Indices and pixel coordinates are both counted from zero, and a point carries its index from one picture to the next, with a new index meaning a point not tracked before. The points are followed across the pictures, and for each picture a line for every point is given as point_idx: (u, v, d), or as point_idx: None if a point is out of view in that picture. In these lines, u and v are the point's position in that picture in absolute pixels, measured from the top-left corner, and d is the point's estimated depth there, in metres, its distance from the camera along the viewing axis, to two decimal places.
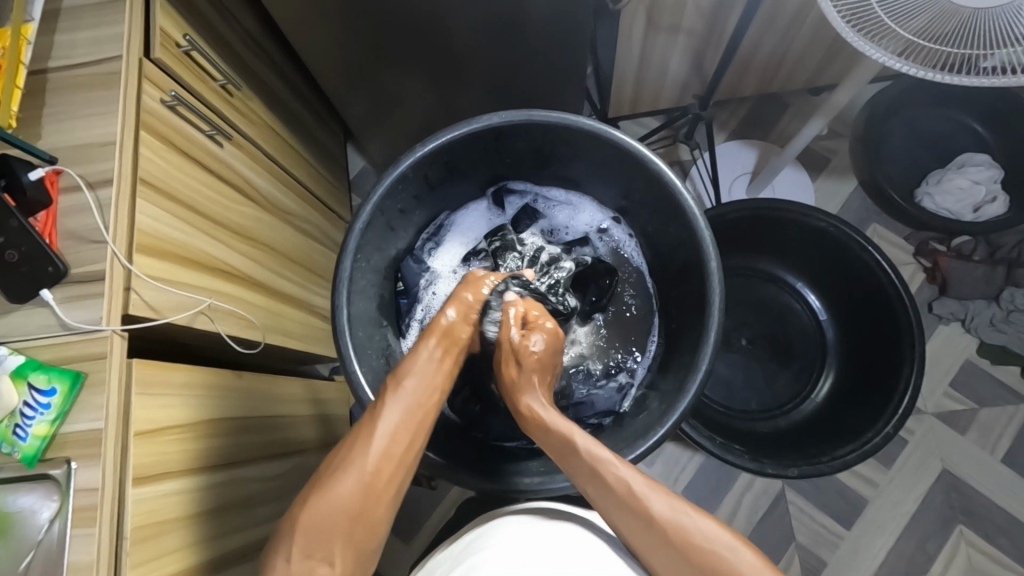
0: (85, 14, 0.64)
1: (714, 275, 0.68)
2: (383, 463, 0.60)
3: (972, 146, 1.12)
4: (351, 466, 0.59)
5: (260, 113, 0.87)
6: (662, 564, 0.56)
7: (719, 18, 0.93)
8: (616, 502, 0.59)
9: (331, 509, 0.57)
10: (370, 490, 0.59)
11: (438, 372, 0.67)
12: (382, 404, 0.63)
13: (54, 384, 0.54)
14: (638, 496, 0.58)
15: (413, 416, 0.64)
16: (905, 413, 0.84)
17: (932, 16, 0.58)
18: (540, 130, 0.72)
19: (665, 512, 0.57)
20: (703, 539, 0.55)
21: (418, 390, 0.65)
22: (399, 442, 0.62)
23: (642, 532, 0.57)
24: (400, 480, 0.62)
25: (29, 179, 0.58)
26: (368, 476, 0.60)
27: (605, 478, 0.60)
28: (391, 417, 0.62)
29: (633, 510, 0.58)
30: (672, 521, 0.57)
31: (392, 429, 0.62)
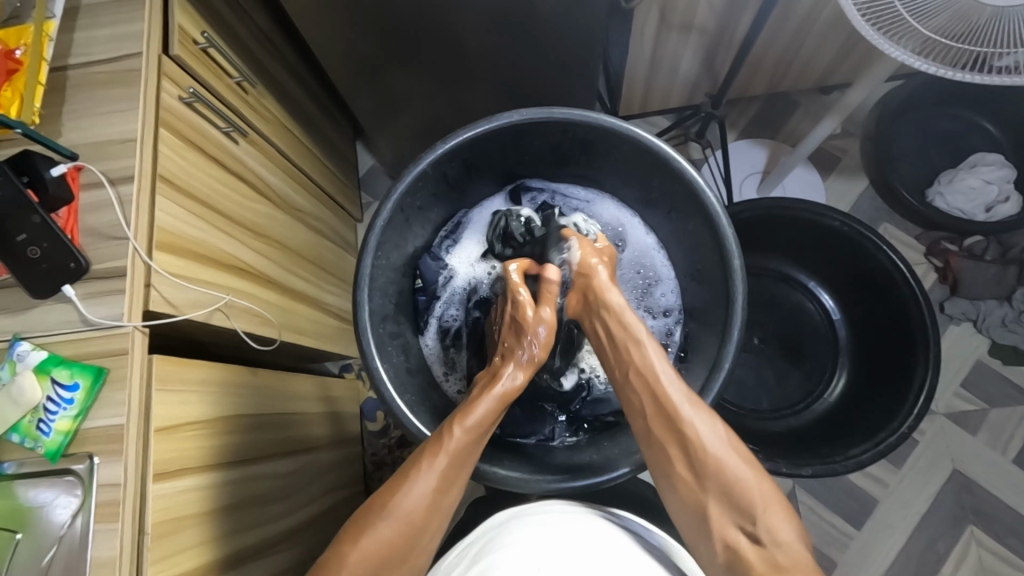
0: (104, 11, 0.64)
1: (737, 275, 0.68)
2: (424, 516, 0.62)
3: (985, 146, 1.11)
4: (396, 518, 0.61)
5: (274, 110, 0.88)
6: (675, 459, 0.62)
7: (732, 18, 0.93)
8: (652, 396, 0.64)
9: (372, 557, 0.60)
10: (408, 541, 0.61)
11: (489, 421, 0.66)
12: (427, 461, 0.63)
13: (77, 380, 0.54)
14: (674, 402, 0.63)
15: (464, 463, 0.64)
16: (919, 414, 0.84)
17: (953, 15, 0.57)
18: (560, 128, 0.72)
19: (703, 430, 0.62)
20: (716, 449, 0.61)
21: (469, 445, 0.64)
22: (443, 497, 0.63)
23: (667, 438, 0.63)
24: (438, 528, 0.63)
25: (51, 176, 0.58)
26: (407, 529, 0.61)
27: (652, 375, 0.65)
28: (436, 472, 0.63)
29: (665, 416, 0.63)
30: (696, 427, 0.62)
31: (436, 485, 0.62)
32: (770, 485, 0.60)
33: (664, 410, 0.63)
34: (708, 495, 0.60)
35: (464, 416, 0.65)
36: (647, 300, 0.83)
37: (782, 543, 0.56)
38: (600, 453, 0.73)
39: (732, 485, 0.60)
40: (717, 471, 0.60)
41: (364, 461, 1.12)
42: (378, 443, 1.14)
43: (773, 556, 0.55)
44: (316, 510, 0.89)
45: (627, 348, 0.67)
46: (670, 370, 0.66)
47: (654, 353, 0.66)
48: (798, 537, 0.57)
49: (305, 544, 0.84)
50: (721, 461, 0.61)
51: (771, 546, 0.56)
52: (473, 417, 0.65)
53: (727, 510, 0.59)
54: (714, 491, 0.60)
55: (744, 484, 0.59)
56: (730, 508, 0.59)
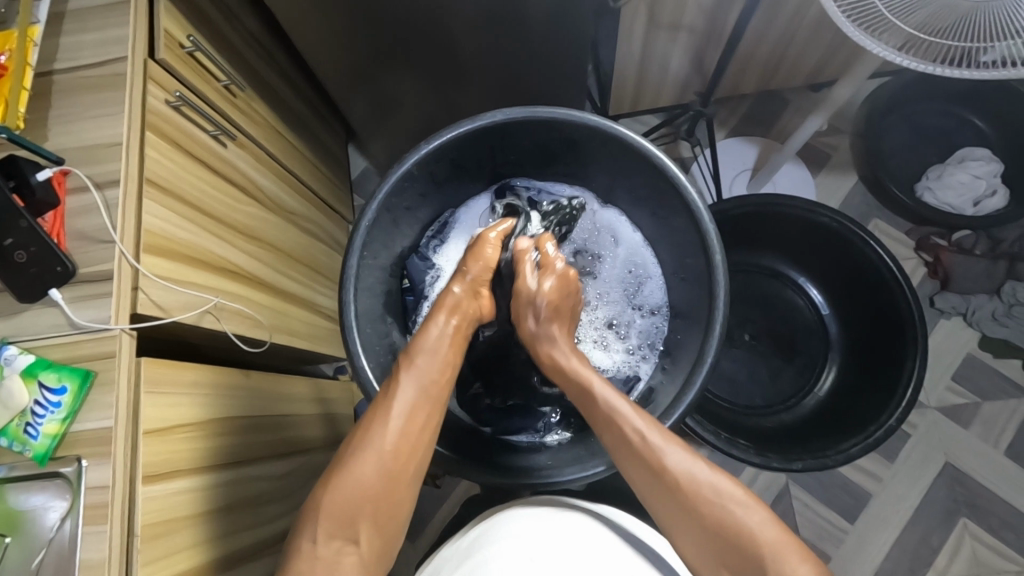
0: (90, 16, 0.64)
1: (719, 268, 0.69)
2: (400, 444, 0.62)
3: (974, 141, 1.12)
4: (370, 447, 0.61)
5: (262, 112, 0.88)
6: (680, 529, 0.59)
7: (719, 16, 0.93)
8: (636, 459, 0.62)
9: (355, 491, 0.59)
10: (386, 473, 0.61)
11: (448, 349, 0.69)
12: (392, 393, 0.64)
13: (64, 383, 0.55)
14: (662, 468, 0.60)
15: (427, 386, 0.66)
16: (908, 406, 0.84)
17: (933, 11, 0.58)
18: (543, 127, 0.73)
19: (688, 476, 0.60)
20: (720, 502, 0.58)
21: (430, 370, 0.67)
22: (415, 419, 0.64)
23: (663, 501, 0.60)
24: (415, 463, 0.63)
25: (38, 180, 0.58)
26: (384, 458, 0.61)
27: (636, 436, 0.63)
28: (406, 398, 0.64)
29: (665, 479, 0.60)
30: (702, 486, 0.59)
31: (406, 411, 0.63)
32: (781, 530, 0.57)
33: (662, 476, 0.60)
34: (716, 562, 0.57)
35: (415, 347, 0.68)
36: (633, 297, 0.84)
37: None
38: (588, 450, 0.73)
39: (737, 537, 0.56)
40: (721, 525, 0.57)
41: None
42: None
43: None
44: None
45: (608, 421, 0.65)
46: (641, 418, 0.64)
47: (631, 413, 0.64)
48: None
49: None
50: (728, 515, 0.57)
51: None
52: (425, 344, 0.68)
53: (743, 565, 0.56)
54: (721, 551, 0.57)
55: (749, 534, 0.56)
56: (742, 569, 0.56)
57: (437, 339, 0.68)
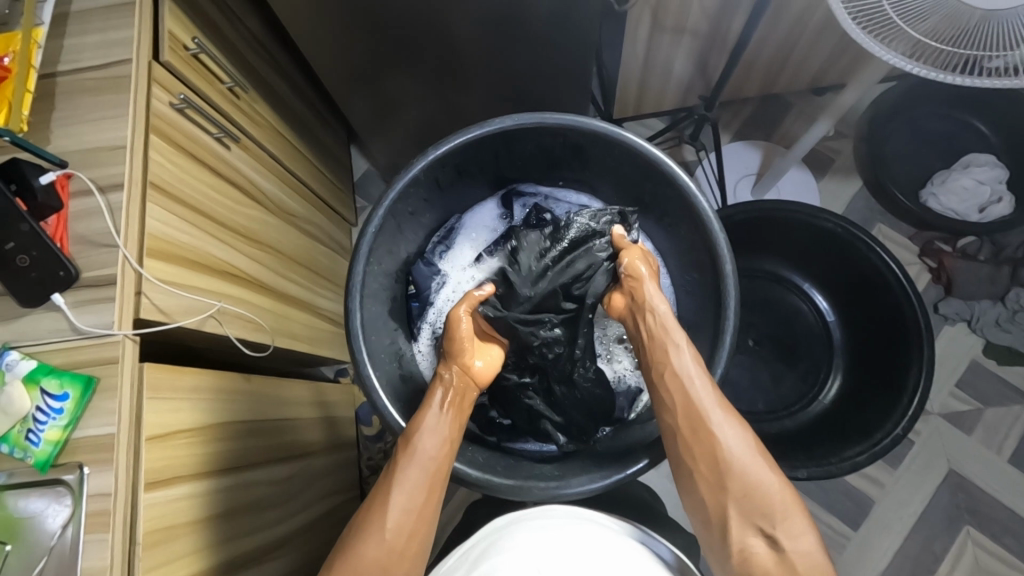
0: (92, 18, 0.64)
1: (729, 277, 0.68)
2: (403, 526, 0.62)
3: (978, 146, 1.12)
4: (372, 532, 0.61)
5: (265, 115, 0.87)
6: (702, 468, 0.63)
7: (724, 19, 0.93)
8: (682, 397, 0.65)
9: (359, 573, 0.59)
10: (389, 558, 0.61)
11: (449, 430, 0.67)
12: (395, 471, 0.64)
13: (66, 389, 0.54)
14: (705, 409, 0.64)
15: (430, 470, 0.65)
16: (914, 415, 0.84)
17: (943, 17, 0.57)
18: (550, 133, 0.72)
19: (730, 436, 0.63)
20: (744, 452, 0.62)
21: (432, 448, 0.66)
22: (416, 504, 0.63)
23: (697, 441, 0.63)
24: (419, 543, 0.63)
25: (40, 184, 0.57)
26: (388, 542, 0.61)
27: (687, 373, 0.66)
28: (408, 476, 0.64)
29: (699, 421, 0.64)
30: (729, 440, 0.63)
31: (410, 492, 0.63)
32: (794, 496, 0.61)
33: (700, 417, 0.64)
34: (727, 501, 0.61)
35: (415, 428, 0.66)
36: None
37: (802, 550, 0.58)
38: (594, 459, 0.72)
39: (754, 489, 0.61)
40: (743, 473, 0.61)
41: (359, 466, 1.12)
42: (374, 448, 1.14)
43: (791, 562, 0.58)
44: (311, 516, 0.88)
45: (666, 354, 0.68)
46: (700, 370, 0.66)
47: (686, 355, 0.67)
48: (815, 546, 0.59)
49: (300, 550, 0.83)
50: (751, 469, 0.61)
51: (788, 552, 0.58)
52: (423, 425, 0.67)
53: (751, 513, 0.60)
54: (737, 495, 0.61)
55: (765, 490, 0.60)
56: (748, 515, 0.60)
57: (435, 421, 0.67)
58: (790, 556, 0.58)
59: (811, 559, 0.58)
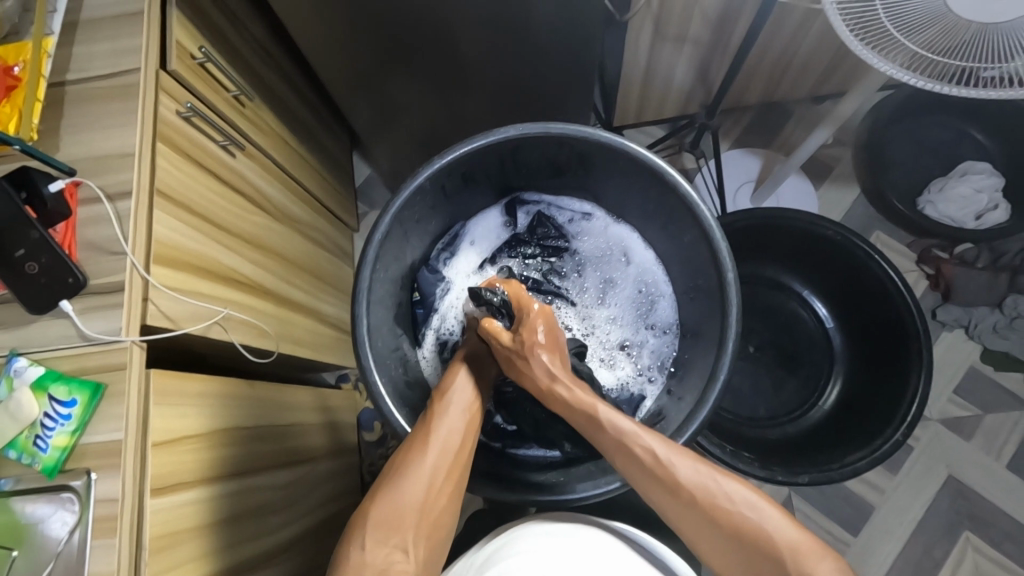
0: (101, 27, 0.64)
1: (732, 285, 0.69)
2: (444, 462, 0.63)
3: (975, 154, 1.13)
4: (413, 463, 0.63)
5: (270, 122, 0.88)
6: (707, 537, 0.61)
7: (724, 28, 0.94)
8: (664, 484, 0.62)
9: (402, 505, 0.61)
10: (430, 491, 0.62)
11: (478, 383, 0.71)
12: (433, 410, 0.66)
13: (75, 396, 0.54)
14: (689, 485, 0.61)
15: (463, 413, 0.67)
16: (914, 421, 0.84)
17: (940, 31, 0.58)
18: (555, 142, 0.73)
19: (718, 490, 0.61)
20: (741, 510, 0.60)
21: (466, 395, 0.69)
22: (454, 440, 0.65)
23: (685, 510, 0.61)
24: (456, 483, 0.64)
25: (49, 192, 0.58)
26: (430, 475, 0.62)
27: (653, 457, 0.63)
28: (447, 417, 0.66)
29: (688, 496, 0.61)
30: (728, 502, 0.60)
31: (449, 430, 0.65)
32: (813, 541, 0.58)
33: (682, 494, 0.61)
34: (741, 566, 0.59)
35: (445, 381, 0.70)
36: (644, 315, 0.84)
37: None
38: (597, 466, 0.73)
39: (764, 547, 0.58)
40: (749, 533, 0.59)
41: (361, 471, 1.12)
42: (376, 454, 1.14)
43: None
44: (314, 521, 0.88)
45: (624, 446, 0.64)
46: (659, 442, 0.64)
47: (643, 435, 0.64)
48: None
49: (303, 556, 0.84)
50: (753, 527, 0.59)
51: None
52: (453, 377, 0.70)
53: (769, 572, 0.58)
54: (747, 558, 0.59)
55: (776, 542, 0.58)
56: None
57: (465, 374, 0.70)
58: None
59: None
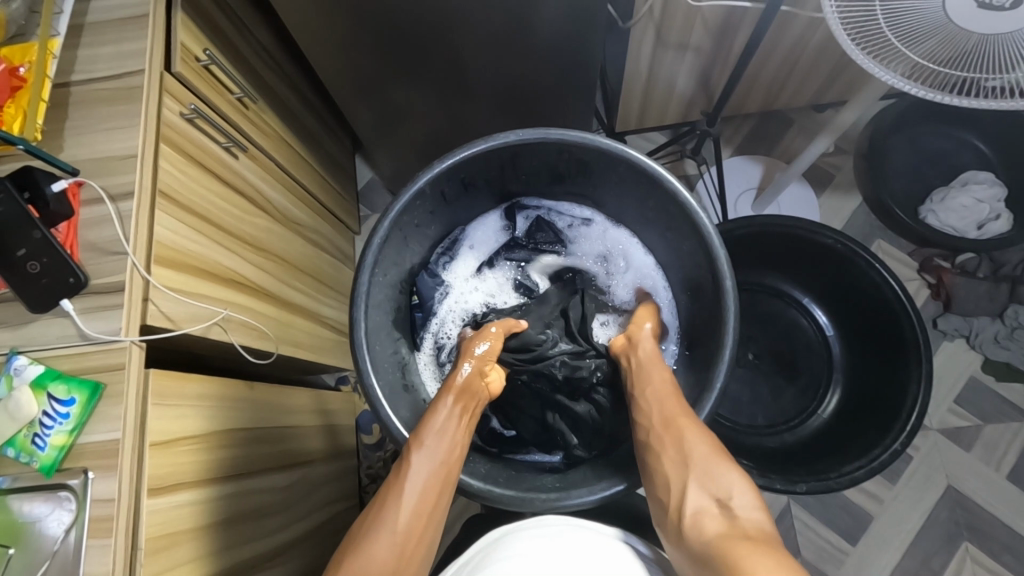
0: (108, 29, 0.65)
1: (730, 294, 0.69)
2: (414, 525, 0.63)
3: (977, 164, 1.13)
4: (381, 531, 0.62)
5: (274, 125, 0.88)
6: (664, 451, 0.65)
7: (727, 36, 0.94)
8: (653, 405, 0.69)
9: (371, 569, 0.60)
10: (400, 557, 0.61)
11: (455, 430, 0.68)
12: (405, 468, 0.65)
13: (73, 395, 0.55)
14: (671, 407, 0.67)
15: (436, 473, 0.65)
16: (912, 430, 0.84)
17: (940, 41, 0.58)
18: (554, 148, 0.73)
19: (698, 429, 0.65)
20: (703, 443, 0.64)
21: (440, 448, 0.66)
22: (426, 500, 0.64)
23: (665, 431, 0.66)
24: (427, 543, 0.64)
25: (52, 192, 0.58)
26: (399, 538, 0.62)
27: (667, 384, 0.70)
28: (418, 476, 0.64)
29: (667, 415, 0.67)
30: (691, 430, 0.65)
31: (420, 490, 0.64)
32: (747, 477, 0.62)
33: (664, 413, 0.67)
34: (684, 477, 0.63)
35: (419, 436, 0.67)
36: None
37: (755, 520, 0.58)
38: (593, 471, 0.73)
39: (708, 466, 0.62)
40: (698, 452, 0.63)
41: (359, 474, 1.12)
42: (374, 456, 1.14)
43: (740, 522, 0.57)
44: (311, 524, 0.88)
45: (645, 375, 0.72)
46: (673, 382, 0.70)
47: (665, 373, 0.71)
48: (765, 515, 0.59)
49: (301, 558, 0.84)
50: (705, 453, 0.63)
51: (737, 514, 0.58)
52: (426, 430, 0.67)
53: (700, 484, 0.62)
54: (694, 470, 0.63)
55: (723, 468, 0.62)
56: (703, 489, 0.61)
57: (440, 427, 0.67)
58: (740, 522, 0.57)
59: (758, 522, 0.57)
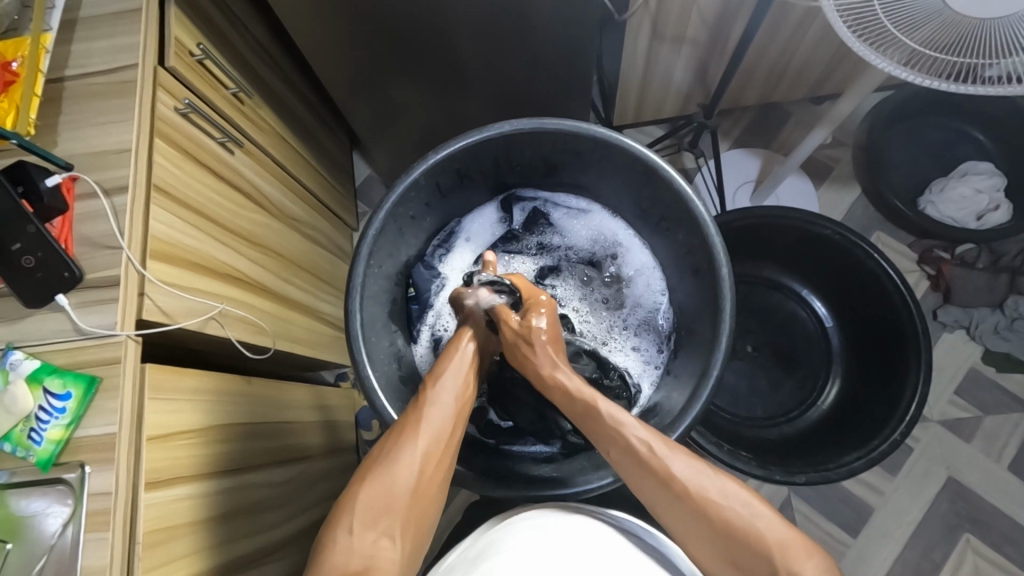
0: (101, 24, 0.65)
1: (726, 281, 0.69)
2: (435, 451, 0.64)
3: (976, 155, 1.12)
4: (403, 455, 0.62)
5: (270, 120, 0.88)
6: (688, 526, 0.60)
7: (723, 28, 0.94)
8: (653, 473, 0.61)
9: (391, 490, 0.61)
10: (424, 475, 0.62)
11: (471, 366, 0.70)
12: (425, 397, 0.66)
13: (70, 389, 0.55)
14: (663, 467, 0.61)
15: (456, 403, 0.67)
16: (911, 421, 0.84)
17: (937, 27, 0.58)
18: (550, 138, 0.73)
19: (706, 487, 0.59)
20: (731, 507, 0.58)
21: (458, 383, 0.68)
22: (445, 427, 0.65)
23: (672, 504, 0.60)
24: (444, 472, 0.65)
25: (46, 186, 0.59)
26: (421, 462, 0.62)
27: (642, 445, 0.62)
28: (439, 403, 0.66)
29: (673, 489, 0.60)
30: (714, 497, 0.59)
31: (440, 416, 0.65)
32: (801, 537, 0.57)
33: (671, 485, 0.60)
34: (727, 553, 0.58)
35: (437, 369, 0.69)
36: (634, 312, 0.84)
37: None
38: (591, 460, 0.73)
39: (753, 538, 0.57)
40: (738, 530, 0.57)
41: (358, 470, 1.12)
42: None
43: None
44: (310, 519, 0.88)
45: (610, 434, 0.64)
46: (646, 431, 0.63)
47: (628, 424, 0.63)
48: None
49: (300, 553, 0.84)
50: (741, 520, 0.58)
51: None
52: (444, 364, 0.69)
53: (751, 562, 0.57)
54: (732, 549, 0.58)
55: (762, 540, 0.57)
56: (754, 567, 0.57)
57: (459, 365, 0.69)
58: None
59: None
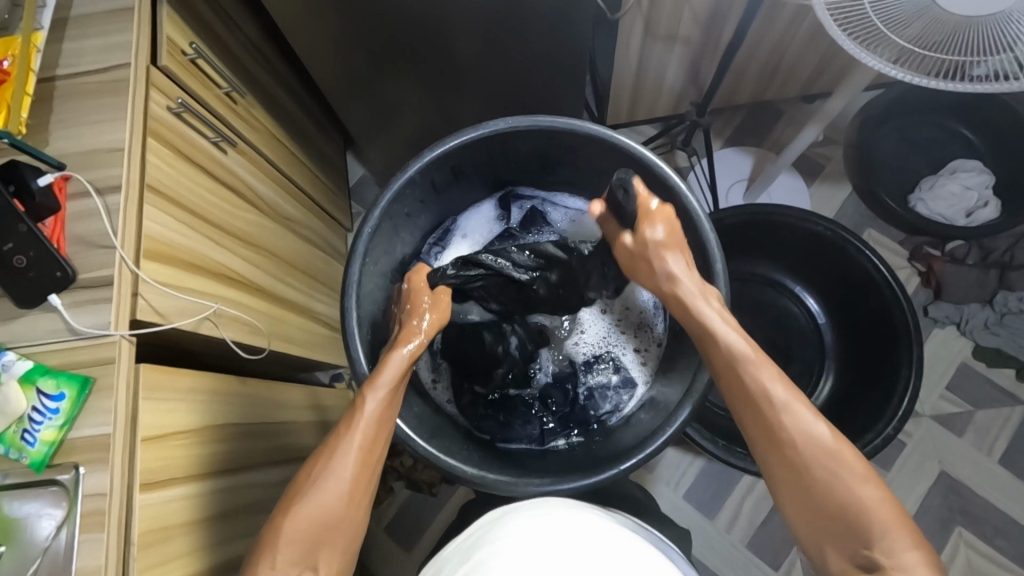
0: (93, 22, 0.64)
1: (719, 277, 0.69)
2: (361, 471, 0.61)
3: (964, 153, 1.13)
4: (328, 479, 0.59)
5: (263, 120, 0.88)
6: (781, 474, 0.57)
7: (715, 27, 0.94)
8: (758, 406, 0.59)
9: (316, 517, 0.58)
10: (350, 499, 0.60)
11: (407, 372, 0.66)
12: (357, 413, 0.62)
13: (63, 389, 0.54)
14: (775, 405, 0.58)
15: (384, 422, 0.63)
16: (903, 416, 0.84)
17: (926, 25, 0.59)
18: (544, 135, 0.73)
19: (812, 433, 0.56)
20: (823, 462, 0.55)
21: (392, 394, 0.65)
22: (371, 450, 0.62)
23: (780, 447, 0.57)
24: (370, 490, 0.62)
25: (38, 185, 0.58)
26: (348, 481, 0.60)
27: (754, 383, 0.59)
28: (369, 417, 0.62)
29: (776, 441, 0.58)
30: (815, 446, 0.56)
31: (371, 434, 0.62)
32: (888, 501, 0.54)
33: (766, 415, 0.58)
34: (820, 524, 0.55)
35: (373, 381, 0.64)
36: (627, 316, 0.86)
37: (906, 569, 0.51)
38: (588, 457, 0.73)
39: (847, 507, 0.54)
40: (833, 493, 0.54)
41: None
42: None
43: None
44: None
45: (739, 380, 0.60)
46: (779, 383, 0.59)
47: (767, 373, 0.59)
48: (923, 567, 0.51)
49: None
50: (839, 487, 0.54)
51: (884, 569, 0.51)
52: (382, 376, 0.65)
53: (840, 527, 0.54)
54: (831, 517, 0.54)
55: (856, 504, 0.53)
56: (843, 541, 0.54)
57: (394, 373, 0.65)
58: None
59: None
